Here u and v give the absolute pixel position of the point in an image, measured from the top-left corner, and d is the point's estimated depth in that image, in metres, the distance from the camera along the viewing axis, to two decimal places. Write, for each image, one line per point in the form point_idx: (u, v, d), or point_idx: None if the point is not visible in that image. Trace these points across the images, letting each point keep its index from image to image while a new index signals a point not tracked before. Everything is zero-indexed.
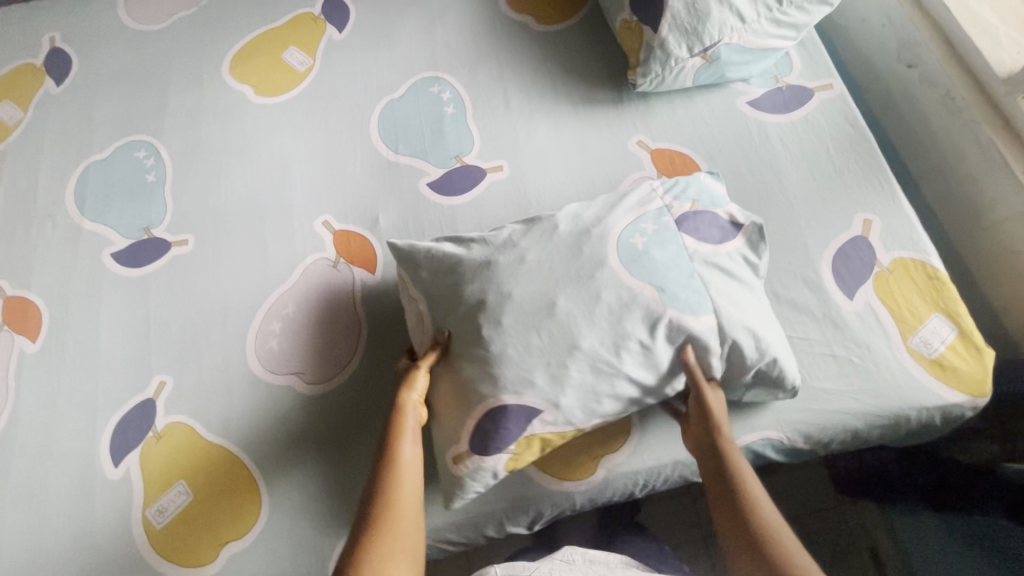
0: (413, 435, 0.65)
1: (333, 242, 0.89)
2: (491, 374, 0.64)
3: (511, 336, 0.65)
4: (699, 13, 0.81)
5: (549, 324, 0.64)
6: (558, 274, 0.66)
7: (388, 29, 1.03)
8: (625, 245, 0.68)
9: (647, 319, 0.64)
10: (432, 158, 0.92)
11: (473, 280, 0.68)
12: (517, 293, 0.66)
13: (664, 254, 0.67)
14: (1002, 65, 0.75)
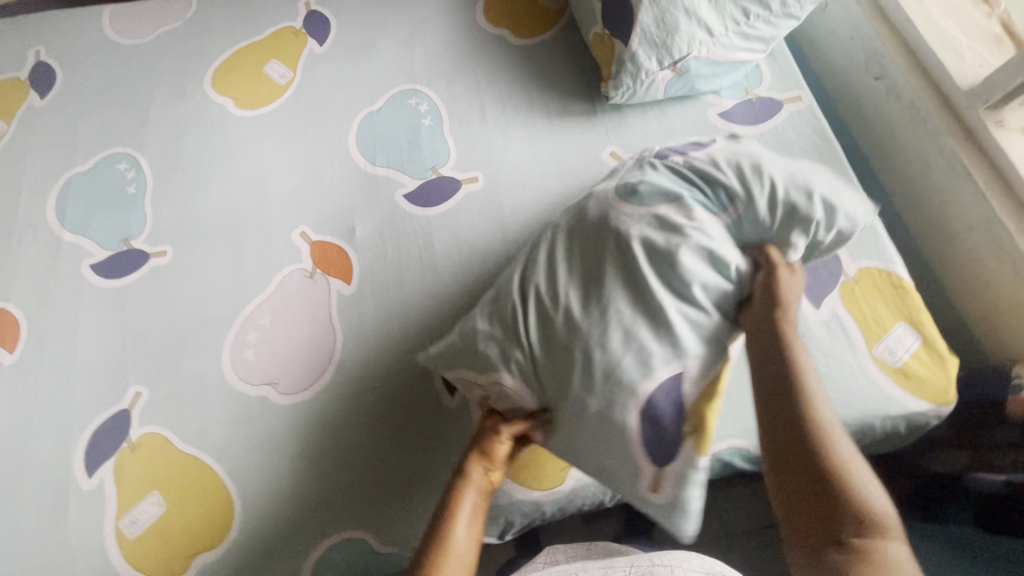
0: (468, 520, 0.63)
1: (310, 253, 0.90)
2: (608, 367, 0.61)
3: (612, 325, 0.61)
4: (668, 27, 0.82)
5: (628, 294, 0.62)
6: (618, 251, 0.63)
7: (368, 42, 1.04)
8: (623, 190, 0.67)
9: (707, 221, 0.63)
10: (409, 170, 0.93)
11: (510, 303, 0.67)
12: (574, 281, 0.64)
13: (659, 176, 0.66)
14: (964, 78, 0.76)
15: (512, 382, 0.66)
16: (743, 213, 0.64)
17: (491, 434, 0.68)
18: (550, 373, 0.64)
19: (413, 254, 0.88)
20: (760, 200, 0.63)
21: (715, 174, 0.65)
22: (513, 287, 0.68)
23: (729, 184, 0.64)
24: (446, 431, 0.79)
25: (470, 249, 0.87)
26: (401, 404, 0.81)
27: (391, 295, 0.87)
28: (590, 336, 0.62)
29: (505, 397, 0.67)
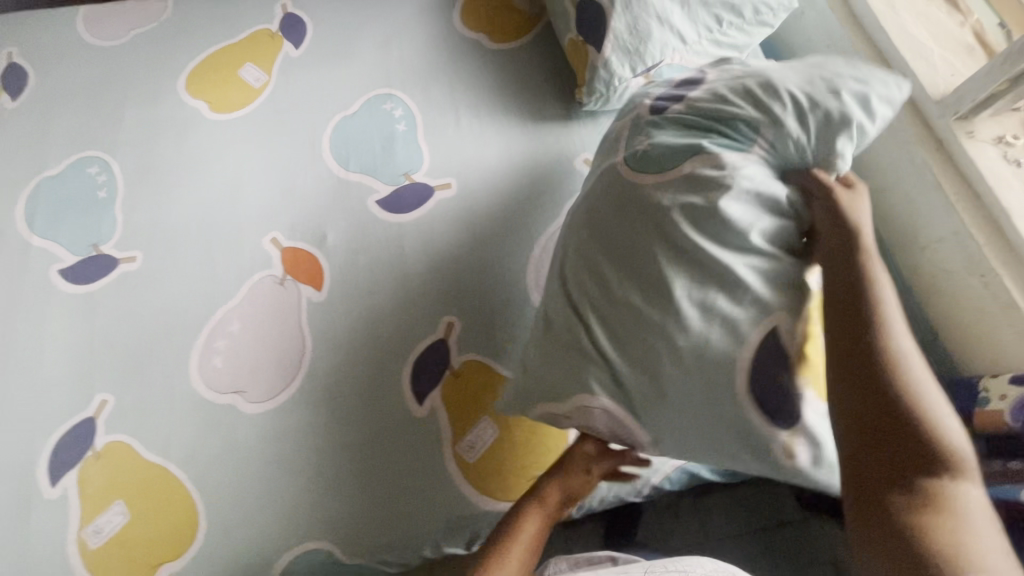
0: (534, 531, 0.67)
1: (281, 259, 0.89)
2: (698, 347, 0.60)
3: (689, 307, 0.60)
4: (641, 34, 0.81)
5: (694, 257, 0.61)
6: (673, 217, 0.62)
7: (344, 45, 1.04)
8: (638, 160, 0.68)
9: (748, 161, 0.63)
10: (382, 176, 0.92)
11: (566, 300, 0.68)
12: (631, 251, 0.64)
13: (667, 132, 0.68)
14: (936, 88, 0.76)
15: (600, 403, 0.64)
16: (775, 140, 0.64)
17: (582, 464, 0.71)
18: (632, 365, 0.63)
19: (384, 261, 0.88)
20: (789, 119, 0.63)
21: (726, 112, 0.66)
22: (563, 281, 0.69)
23: (748, 118, 0.65)
24: (413, 441, 0.78)
25: (442, 256, 0.87)
26: (370, 413, 0.80)
27: (361, 302, 0.86)
28: (655, 313, 0.61)
29: (589, 420, 0.65)
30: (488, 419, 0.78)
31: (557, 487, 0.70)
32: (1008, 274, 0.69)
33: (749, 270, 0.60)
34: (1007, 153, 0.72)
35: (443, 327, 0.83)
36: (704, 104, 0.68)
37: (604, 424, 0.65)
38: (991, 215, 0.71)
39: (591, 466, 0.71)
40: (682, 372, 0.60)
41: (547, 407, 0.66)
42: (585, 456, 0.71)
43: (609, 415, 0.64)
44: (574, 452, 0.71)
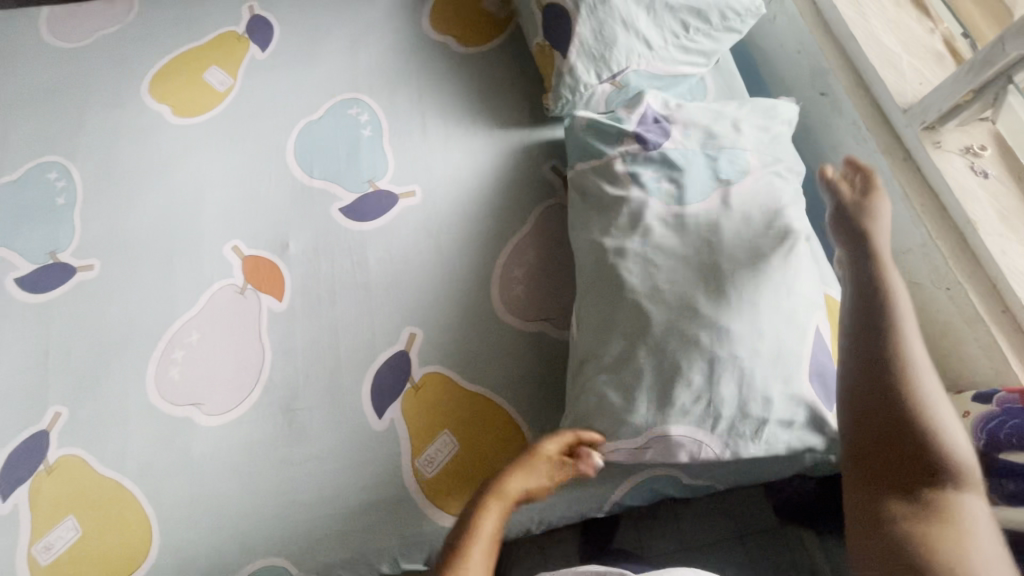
0: (500, 516, 0.61)
1: (242, 268, 0.88)
2: (774, 350, 0.64)
3: (770, 321, 0.64)
4: (606, 40, 0.80)
5: (771, 269, 0.66)
6: (743, 235, 0.67)
7: (310, 49, 1.02)
8: (671, 197, 0.71)
9: (763, 177, 0.72)
10: (347, 183, 0.90)
11: (636, 314, 0.67)
12: (713, 260, 0.66)
13: (676, 164, 0.72)
14: (904, 96, 0.75)
15: (680, 431, 0.64)
16: (764, 155, 0.74)
17: (548, 468, 0.65)
18: (728, 380, 0.63)
19: (346, 270, 0.86)
20: (761, 140, 0.75)
21: (716, 138, 0.74)
22: (630, 296, 0.67)
23: (734, 141, 0.74)
24: (371, 455, 0.77)
25: (405, 265, 0.85)
26: (329, 426, 0.79)
27: (322, 312, 0.84)
28: (733, 322, 0.64)
29: (674, 450, 0.65)
30: (448, 433, 0.77)
31: (523, 482, 0.63)
32: (973, 287, 0.68)
33: (806, 283, 0.67)
34: (973, 163, 0.71)
35: (405, 338, 0.82)
36: (695, 132, 0.75)
37: (689, 453, 0.65)
38: (957, 227, 0.70)
39: (556, 474, 0.65)
40: (768, 384, 0.64)
41: (631, 437, 0.66)
42: (551, 459, 0.65)
43: (699, 441, 0.64)
44: (539, 454, 0.65)
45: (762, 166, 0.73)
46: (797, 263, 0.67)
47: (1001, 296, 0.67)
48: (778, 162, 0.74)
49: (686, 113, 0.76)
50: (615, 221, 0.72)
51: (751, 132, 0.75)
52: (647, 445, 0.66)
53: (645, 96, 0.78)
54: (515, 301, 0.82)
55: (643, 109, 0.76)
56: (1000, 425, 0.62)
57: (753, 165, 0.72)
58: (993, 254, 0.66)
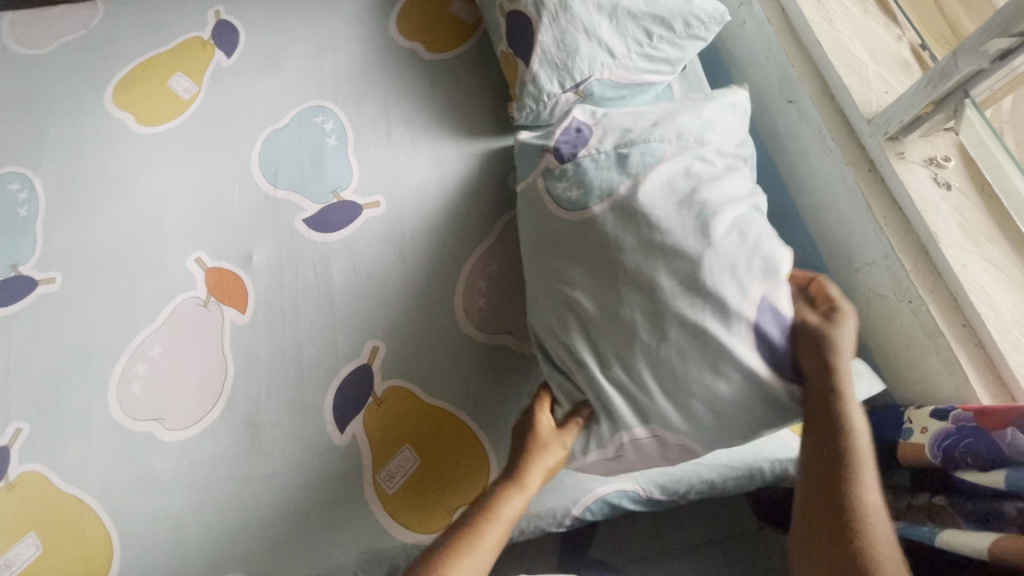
0: (518, 498, 0.63)
1: (204, 280, 0.87)
2: (692, 335, 0.62)
3: (684, 304, 0.62)
4: (569, 48, 0.78)
5: (674, 251, 0.63)
6: (646, 223, 0.65)
7: (276, 56, 1.01)
8: (577, 203, 0.69)
9: (675, 166, 0.68)
10: (310, 193, 0.89)
11: (552, 315, 0.68)
12: (614, 256, 0.65)
13: (594, 165, 0.70)
14: (868, 106, 0.74)
15: (644, 434, 0.65)
16: (680, 143, 0.70)
17: (553, 439, 0.65)
18: (648, 371, 0.63)
19: (309, 282, 0.85)
20: (680, 129, 0.71)
21: (630, 136, 0.71)
22: (549, 297, 0.69)
23: (649, 136, 0.70)
24: (332, 471, 0.75)
25: (368, 277, 0.84)
26: (289, 441, 0.77)
27: (285, 325, 0.84)
28: (640, 316, 0.63)
29: (642, 449, 0.66)
30: (409, 448, 0.76)
31: (534, 464, 0.64)
32: (934, 301, 0.67)
33: (725, 256, 0.63)
34: (936, 175, 0.70)
35: (368, 351, 0.81)
36: (609, 135, 0.72)
37: (653, 453, 0.66)
38: (919, 239, 0.69)
39: (564, 440, 0.65)
40: (691, 380, 0.62)
41: (594, 441, 0.66)
42: (552, 428, 0.66)
43: (653, 437, 0.65)
44: (540, 428, 0.66)
45: (680, 151, 0.69)
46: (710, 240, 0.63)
47: (962, 310, 0.66)
48: (694, 148, 0.70)
49: (607, 120, 0.74)
50: (537, 226, 0.72)
51: (669, 123, 0.71)
52: (619, 453, 0.66)
53: (572, 110, 0.77)
54: (477, 313, 0.82)
55: (568, 120, 0.75)
56: (954, 443, 0.61)
57: (667, 154, 0.69)
58: (955, 268, 0.65)
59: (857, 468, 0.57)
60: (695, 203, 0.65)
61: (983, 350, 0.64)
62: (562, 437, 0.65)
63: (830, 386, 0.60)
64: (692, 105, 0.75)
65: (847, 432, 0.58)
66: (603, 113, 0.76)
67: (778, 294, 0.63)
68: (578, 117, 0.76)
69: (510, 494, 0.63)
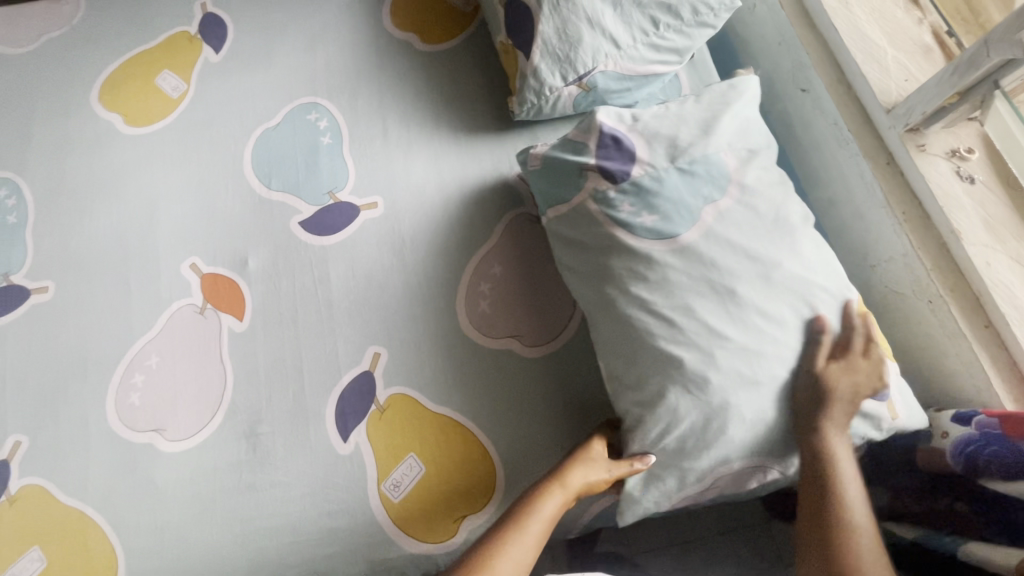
0: (554, 504, 0.61)
1: (199, 286, 0.85)
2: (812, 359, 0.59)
3: (801, 330, 0.60)
4: (571, 39, 0.75)
5: (784, 278, 0.60)
6: (746, 249, 0.61)
7: (266, 50, 0.97)
8: (657, 232, 0.61)
9: (745, 184, 0.63)
10: (306, 195, 0.87)
11: (661, 354, 0.59)
12: (728, 284, 0.60)
13: (666, 189, 0.62)
14: (887, 95, 0.71)
15: (742, 464, 0.61)
16: (737, 151, 0.65)
17: (601, 468, 0.62)
18: (774, 402, 0.59)
19: (307, 288, 0.83)
20: (730, 133, 0.66)
21: (685, 146, 0.64)
22: (648, 339, 0.60)
23: (705, 146, 0.64)
24: (336, 481, 0.74)
25: (367, 282, 0.82)
26: (292, 452, 0.76)
27: (283, 331, 0.81)
28: (767, 344, 0.59)
29: (739, 479, 0.62)
30: (414, 456, 0.74)
31: (582, 479, 0.61)
32: (955, 301, 0.64)
33: (818, 268, 0.62)
34: (959, 168, 0.67)
35: (369, 358, 0.79)
36: (660, 147, 0.64)
37: (756, 479, 0.63)
38: (939, 236, 0.66)
39: (611, 470, 0.61)
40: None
41: (691, 477, 0.60)
42: (603, 453, 0.63)
43: (763, 465, 0.61)
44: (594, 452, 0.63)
45: (742, 164, 0.64)
46: (806, 264, 0.62)
47: (984, 311, 0.63)
48: (753, 157, 0.65)
49: (644, 127, 0.66)
50: (619, 260, 0.62)
51: (721, 127, 0.66)
52: (713, 483, 0.62)
53: (597, 114, 0.67)
54: (481, 317, 0.79)
55: (600, 128, 0.66)
56: (979, 449, 0.60)
57: (731, 169, 0.64)
58: (978, 266, 0.63)
59: (839, 501, 0.56)
60: (783, 216, 0.63)
61: (1007, 353, 0.62)
62: (610, 464, 0.62)
63: (814, 423, 0.58)
64: (730, 103, 0.68)
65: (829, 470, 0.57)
66: (631, 116, 0.68)
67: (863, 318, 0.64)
68: (605, 122, 0.67)
69: (551, 491, 0.61)
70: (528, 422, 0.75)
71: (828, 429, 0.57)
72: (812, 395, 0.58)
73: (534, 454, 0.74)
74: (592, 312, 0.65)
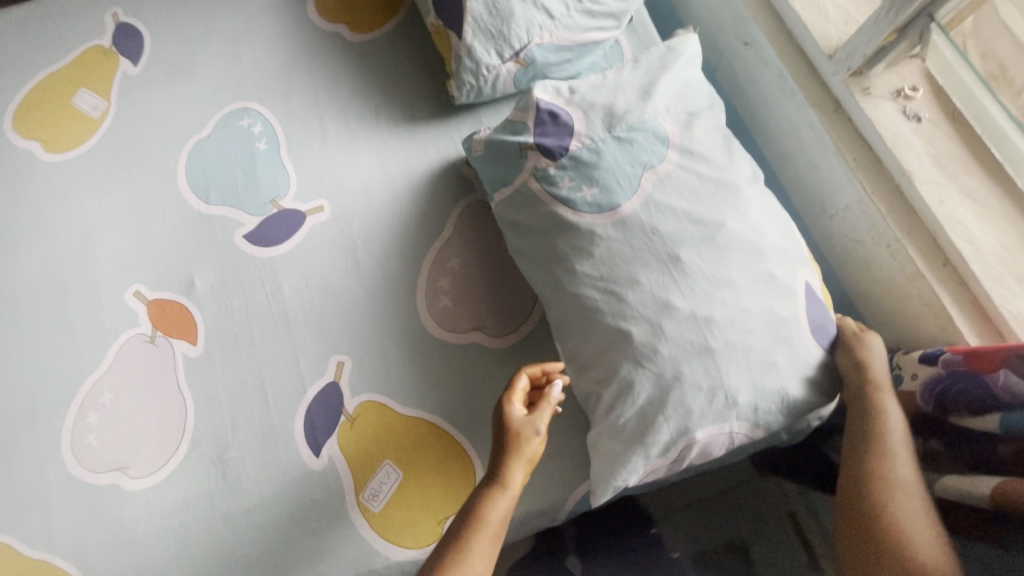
0: (506, 499, 0.59)
1: (146, 314, 0.80)
2: (768, 319, 0.57)
3: (753, 291, 0.57)
4: (502, 14, 0.72)
5: (728, 240, 0.58)
6: (687, 214, 0.58)
7: (187, 58, 0.92)
8: (599, 205, 0.59)
9: (685, 147, 0.61)
10: (247, 206, 0.82)
11: (611, 330, 0.58)
12: (670, 251, 0.57)
13: (606, 161, 0.59)
14: (827, 40, 0.69)
15: (706, 434, 0.57)
16: (676, 115, 0.63)
17: (529, 429, 0.61)
18: (732, 366, 0.56)
19: (259, 302, 0.79)
20: (670, 97, 0.63)
21: (621, 114, 0.61)
22: (599, 316, 0.58)
23: (642, 111, 0.61)
24: (314, 497, 0.72)
25: (322, 289, 0.79)
26: (264, 474, 0.73)
27: (240, 350, 0.78)
28: (717, 309, 0.56)
29: (704, 449, 0.59)
30: (390, 462, 0.72)
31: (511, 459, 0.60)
32: (912, 244, 0.64)
33: (766, 225, 0.60)
34: (905, 108, 0.66)
35: (333, 368, 0.76)
36: (597, 116, 0.61)
37: (722, 445, 0.59)
38: (891, 179, 0.66)
39: (539, 425, 0.61)
40: (772, 374, 0.57)
41: (656, 451, 0.58)
42: (522, 416, 0.61)
43: (727, 432, 0.58)
44: (510, 421, 0.61)
45: (681, 127, 0.62)
46: (750, 222, 0.59)
47: (941, 249, 0.63)
48: (693, 120, 0.63)
49: (581, 98, 0.63)
50: (561, 240, 0.60)
51: (660, 91, 0.63)
52: (681, 456, 0.59)
53: (533, 92, 0.65)
54: (443, 313, 0.77)
55: (536, 106, 0.63)
56: (947, 389, 0.60)
57: (670, 133, 0.61)
58: (931, 205, 0.62)
59: (884, 447, 0.59)
60: (726, 178, 0.61)
61: (967, 289, 0.62)
62: (536, 424, 0.61)
63: (867, 382, 0.61)
64: (668, 66, 0.65)
65: (879, 422, 0.60)
66: (569, 89, 0.65)
67: (815, 278, 0.62)
68: (542, 99, 0.64)
69: (493, 497, 0.58)
70: None
71: (883, 387, 0.61)
72: (851, 358, 0.63)
73: None
74: (545, 294, 0.63)
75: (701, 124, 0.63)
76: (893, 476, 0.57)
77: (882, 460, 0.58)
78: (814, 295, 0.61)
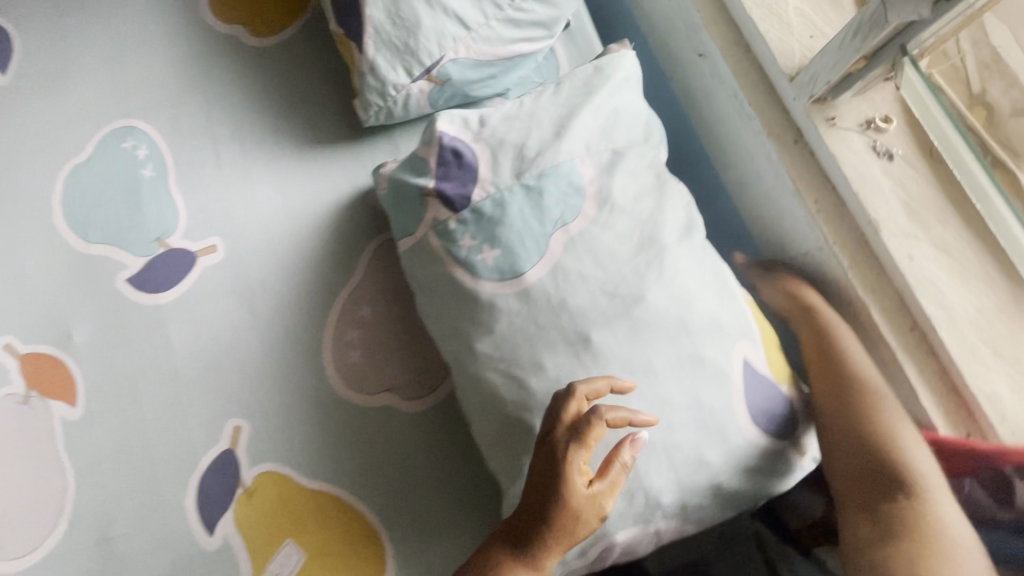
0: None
1: (20, 369, 0.68)
2: (694, 408, 0.49)
3: (676, 376, 0.49)
4: (408, 23, 0.60)
5: (649, 317, 0.49)
6: (602, 285, 0.49)
7: (62, 66, 0.79)
8: (500, 270, 0.50)
9: (604, 199, 0.51)
10: (130, 246, 0.72)
11: (514, 422, 0.49)
12: (581, 330, 0.49)
13: (511, 212, 0.50)
14: (789, 59, 0.59)
15: (626, 537, 0.50)
16: (598, 155, 0.53)
17: (592, 511, 0.45)
18: (653, 464, 0.48)
19: (146, 358, 0.69)
20: (593, 132, 0.54)
21: (532, 156, 0.52)
22: (500, 405, 0.50)
23: (556, 154, 0.52)
24: None
25: (217, 343, 0.69)
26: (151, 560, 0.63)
27: (123, 415, 0.68)
28: (636, 397, 0.48)
29: (627, 549, 0.51)
30: (292, 543, 0.63)
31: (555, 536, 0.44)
32: (876, 303, 0.56)
33: (698, 293, 0.51)
34: (875, 142, 0.56)
35: (229, 435, 0.67)
36: (505, 158, 0.52)
37: (649, 544, 0.51)
38: (857, 226, 0.57)
39: (607, 508, 0.45)
40: (701, 471, 0.49)
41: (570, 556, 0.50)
42: (585, 491, 0.44)
43: (652, 532, 0.50)
44: (574, 489, 0.44)
45: (602, 171, 0.52)
46: (678, 291, 0.50)
47: (908, 311, 0.55)
48: (618, 160, 0.53)
49: (490, 134, 0.54)
50: (459, 311, 0.51)
51: (581, 126, 0.53)
52: (601, 558, 0.51)
53: (436, 122, 0.54)
54: (352, 370, 0.68)
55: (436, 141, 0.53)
56: None
57: (587, 180, 0.52)
58: (899, 261, 0.54)
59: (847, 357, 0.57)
60: (652, 235, 0.51)
61: (934, 358, 0.54)
62: (605, 506, 0.45)
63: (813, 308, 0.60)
64: (591, 93, 0.55)
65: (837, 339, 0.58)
66: (479, 120, 0.55)
67: (758, 353, 0.53)
68: (446, 131, 0.54)
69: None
70: (417, 487, 0.66)
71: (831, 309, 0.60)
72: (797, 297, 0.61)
73: (429, 525, 0.65)
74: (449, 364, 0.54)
75: (627, 165, 0.54)
76: (864, 381, 0.55)
77: (859, 389, 0.55)
78: (756, 371, 0.52)
